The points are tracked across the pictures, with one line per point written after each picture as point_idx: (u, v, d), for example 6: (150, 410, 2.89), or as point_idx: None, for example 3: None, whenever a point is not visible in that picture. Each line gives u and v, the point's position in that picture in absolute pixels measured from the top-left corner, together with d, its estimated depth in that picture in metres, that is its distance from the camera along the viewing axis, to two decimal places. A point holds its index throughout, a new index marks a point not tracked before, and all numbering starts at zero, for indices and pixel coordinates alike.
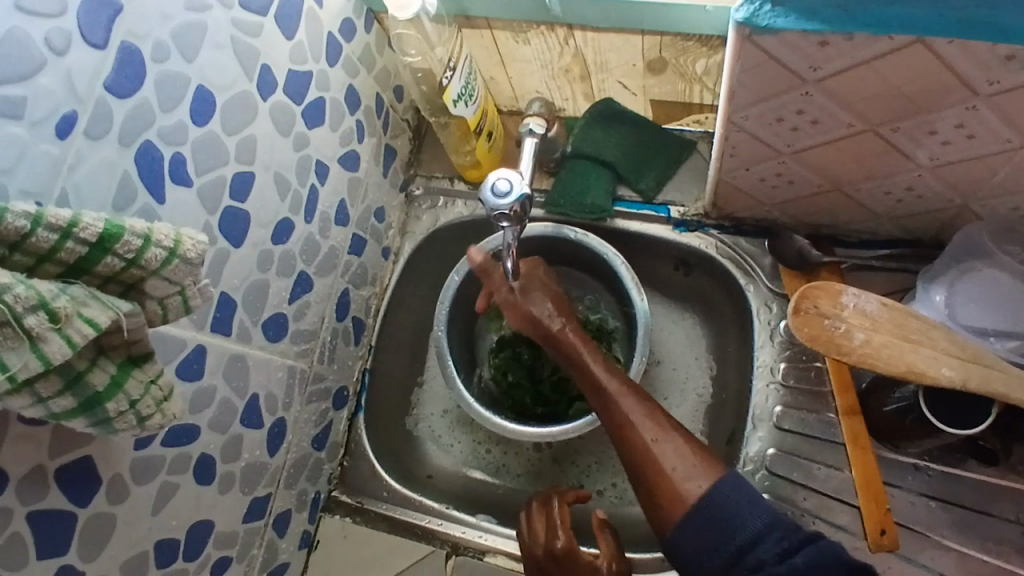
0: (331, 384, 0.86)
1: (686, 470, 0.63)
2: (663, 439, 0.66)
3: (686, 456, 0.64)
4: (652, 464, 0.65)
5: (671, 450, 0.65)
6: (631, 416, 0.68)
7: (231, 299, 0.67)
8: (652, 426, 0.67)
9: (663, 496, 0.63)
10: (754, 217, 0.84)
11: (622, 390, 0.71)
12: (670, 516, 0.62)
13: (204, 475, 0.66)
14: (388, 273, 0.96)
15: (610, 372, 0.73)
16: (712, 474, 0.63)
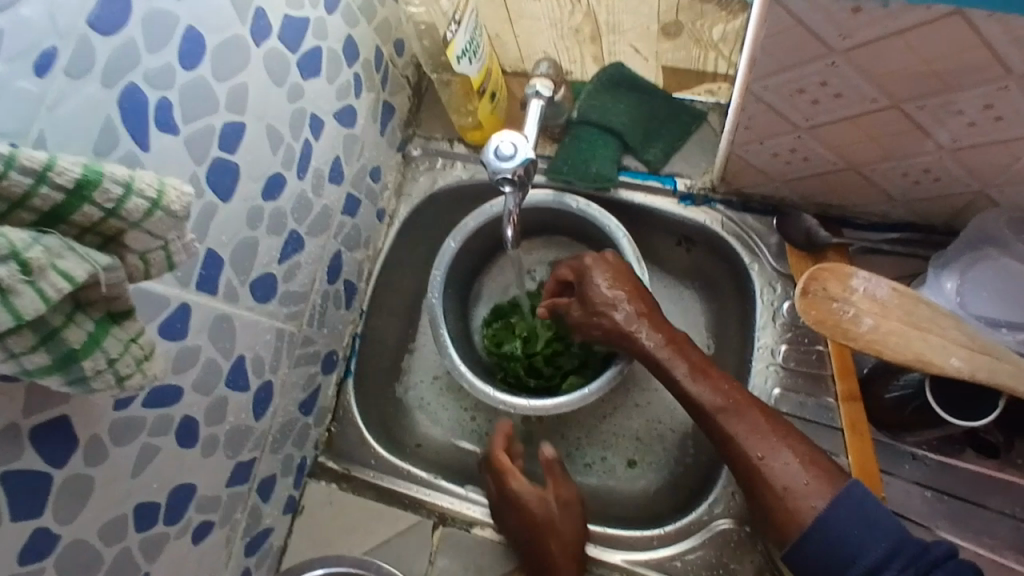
0: (320, 347, 0.84)
1: (804, 489, 0.65)
2: (772, 457, 0.67)
3: (801, 471, 0.66)
4: (766, 483, 0.67)
5: (789, 466, 0.67)
6: (742, 432, 0.69)
7: (218, 256, 0.64)
8: (768, 443, 0.68)
9: (783, 519, 0.65)
10: (763, 194, 0.81)
11: (725, 402, 0.71)
12: (788, 534, 0.65)
13: (187, 438, 0.64)
14: (381, 237, 0.93)
15: (711, 381, 0.73)
16: (829, 490, 0.64)
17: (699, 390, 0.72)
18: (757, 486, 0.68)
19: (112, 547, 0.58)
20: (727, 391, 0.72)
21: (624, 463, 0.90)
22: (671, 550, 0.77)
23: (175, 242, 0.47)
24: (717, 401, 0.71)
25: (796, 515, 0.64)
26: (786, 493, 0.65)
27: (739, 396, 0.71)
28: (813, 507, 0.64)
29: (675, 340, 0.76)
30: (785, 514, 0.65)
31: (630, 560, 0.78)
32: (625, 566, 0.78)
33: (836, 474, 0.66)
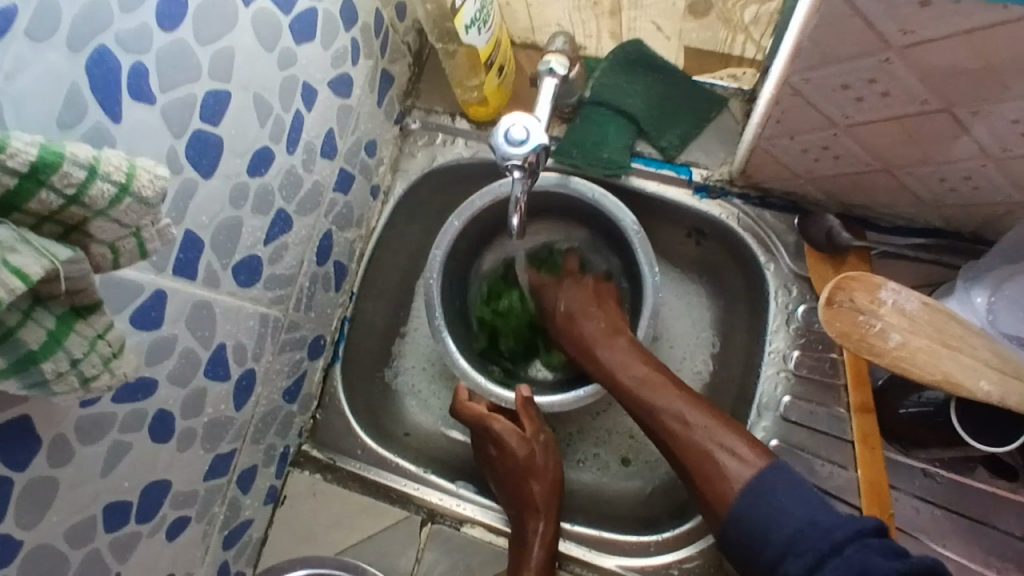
0: (307, 333, 0.79)
1: (730, 458, 0.64)
2: (697, 432, 0.67)
3: (729, 447, 0.65)
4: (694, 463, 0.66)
5: (718, 445, 0.65)
6: (671, 417, 0.69)
7: (198, 238, 0.58)
8: (698, 422, 0.68)
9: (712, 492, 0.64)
10: (785, 189, 0.77)
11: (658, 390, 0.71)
12: (718, 506, 0.63)
13: (162, 432, 0.59)
14: (375, 215, 0.87)
15: (649, 372, 0.73)
16: (759, 463, 0.63)
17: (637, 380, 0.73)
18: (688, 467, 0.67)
19: (78, 551, 0.53)
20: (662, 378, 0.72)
21: (618, 460, 0.87)
22: (669, 558, 0.74)
23: (146, 229, 0.42)
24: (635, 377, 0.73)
25: (724, 492, 0.63)
26: (712, 470, 0.65)
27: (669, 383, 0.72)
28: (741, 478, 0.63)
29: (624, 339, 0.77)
30: (716, 490, 0.64)
31: (626, 565, 0.74)
32: (620, 571, 0.74)
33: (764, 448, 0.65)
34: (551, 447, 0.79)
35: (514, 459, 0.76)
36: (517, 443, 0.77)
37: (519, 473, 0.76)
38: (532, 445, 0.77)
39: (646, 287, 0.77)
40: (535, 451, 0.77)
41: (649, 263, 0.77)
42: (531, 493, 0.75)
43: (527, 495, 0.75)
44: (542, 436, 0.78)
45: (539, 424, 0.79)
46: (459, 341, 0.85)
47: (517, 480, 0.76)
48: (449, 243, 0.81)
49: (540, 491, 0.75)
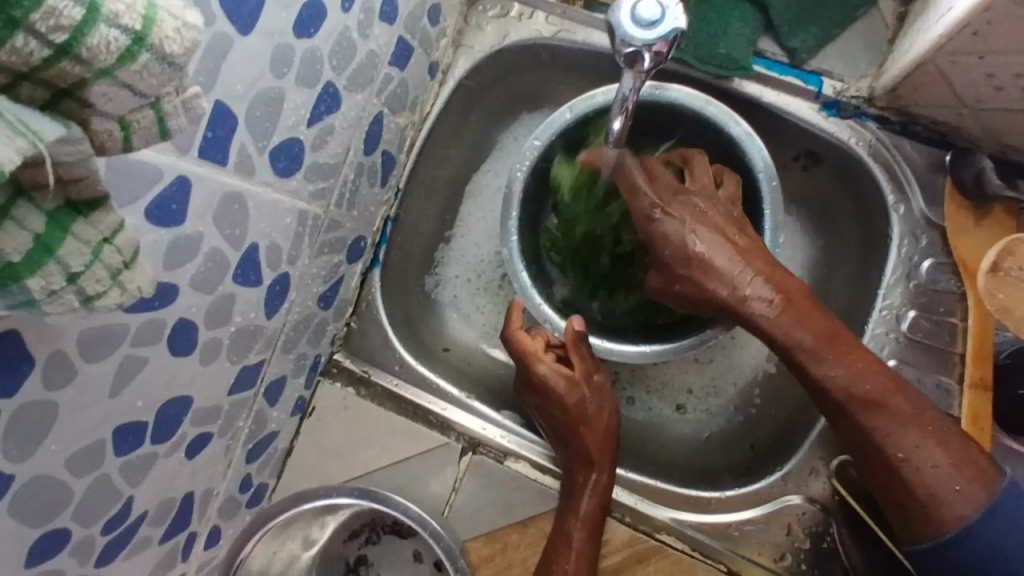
0: (347, 233, 0.68)
1: (953, 490, 0.54)
2: (921, 454, 0.55)
3: (949, 473, 0.55)
4: (906, 485, 0.56)
5: (930, 469, 0.55)
6: (878, 420, 0.57)
7: (231, 112, 0.46)
8: (916, 439, 0.56)
9: (927, 519, 0.55)
10: (937, 117, 0.64)
11: (854, 376, 0.57)
12: (931, 534, 0.56)
13: (181, 344, 0.51)
14: (431, 98, 0.74)
15: (852, 366, 0.57)
16: (980, 492, 0.54)
17: (835, 373, 0.57)
18: (897, 486, 0.56)
19: (83, 477, 0.47)
20: (851, 357, 0.57)
21: (671, 407, 0.80)
22: (728, 518, 0.68)
23: (166, 98, 0.30)
24: (837, 371, 0.57)
25: (938, 521, 0.55)
26: (931, 501, 0.55)
27: (885, 391, 0.57)
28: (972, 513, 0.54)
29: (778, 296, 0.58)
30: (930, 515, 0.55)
31: (678, 519, 0.69)
32: (672, 525, 0.69)
33: (982, 472, 0.55)
34: (605, 391, 0.70)
35: (562, 405, 0.68)
36: (565, 389, 0.68)
37: (570, 420, 0.68)
38: (583, 389, 0.68)
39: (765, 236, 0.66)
40: (587, 397, 0.69)
41: (773, 212, 0.65)
42: (584, 442, 0.67)
43: (578, 443, 0.68)
44: (595, 378, 0.69)
45: (592, 364, 0.70)
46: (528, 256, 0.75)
47: (567, 427, 0.68)
48: (555, 135, 0.71)
49: (595, 441, 0.68)
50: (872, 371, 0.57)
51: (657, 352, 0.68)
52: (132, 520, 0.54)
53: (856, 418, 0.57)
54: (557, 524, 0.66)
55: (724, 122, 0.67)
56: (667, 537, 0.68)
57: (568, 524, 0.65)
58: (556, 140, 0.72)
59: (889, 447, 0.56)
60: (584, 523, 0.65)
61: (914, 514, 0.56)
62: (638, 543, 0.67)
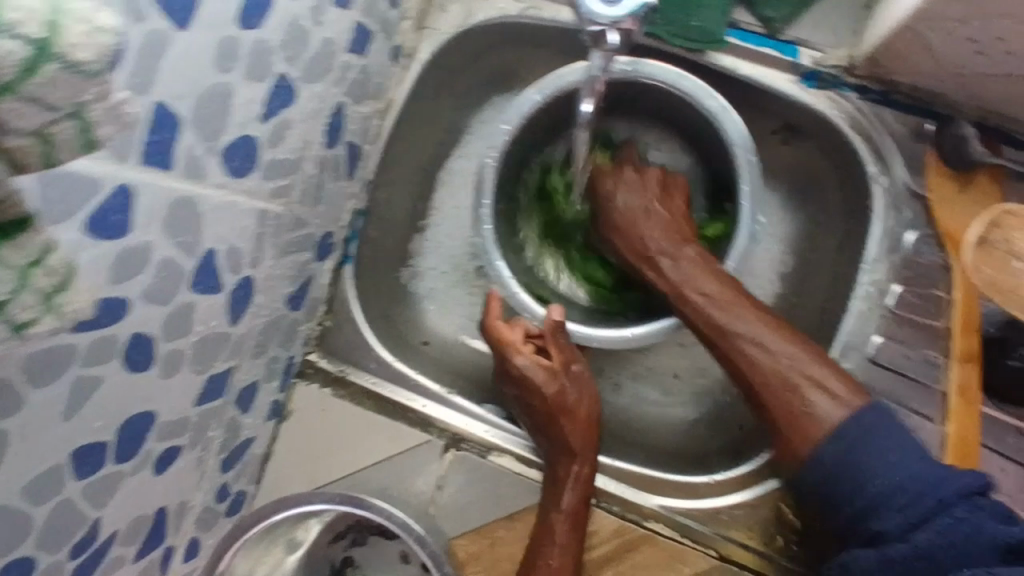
0: (314, 230, 0.65)
1: (821, 398, 0.57)
2: (788, 361, 0.59)
3: (807, 384, 0.58)
4: (770, 391, 0.59)
5: (810, 382, 0.58)
6: (733, 321, 0.61)
7: (173, 112, 0.43)
8: (783, 346, 0.59)
9: (797, 432, 0.57)
10: (918, 85, 0.61)
11: (729, 301, 0.61)
12: (799, 449, 0.57)
13: (139, 359, 0.48)
14: (395, 84, 0.71)
15: (712, 276, 0.63)
16: (851, 403, 0.56)
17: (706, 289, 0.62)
18: (764, 396, 0.59)
19: (43, 504, 0.44)
20: (731, 289, 0.62)
21: (658, 389, 0.78)
22: (717, 502, 0.67)
23: (91, 106, 0.27)
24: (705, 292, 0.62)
25: (806, 429, 0.56)
26: (802, 411, 0.57)
27: (746, 304, 0.61)
28: (833, 420, 0.56)
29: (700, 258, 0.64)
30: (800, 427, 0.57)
31: (667, 506, 0.68)
32: (661, 512, 0.68)
33: (854, 388, 0.57)
34: (585, 380, 0.69)
35: (542, 397, 0.66)
36: (545, 380, 0.66)
37: (550, 412, 0.66)
38: (562, 379, 0.67)
39: (744, 213, 0.64)
40: (566, 387, 0.67)
41: (751, 190, 0.63)
42: (565, 434, 0.66)
43: (560, 435, 0.66)
44: (573, 368, 0.68)
45: (571, 354, 0.68)
46: (505, 245, 0.73)
47: (547, 419, 0.66)
48: (526, 117, 0.67)
49: (576, 433, 0.66)
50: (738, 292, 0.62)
51: (639, 338, 0.66)
52: (101, 542, 0.52)
53: (721, 330, 0.61)
54: (541, 518, 0.64)
55: (699, 98, 0.64)
56: (655, 525, 0.67)
57: (551, 518, 0.63)
58: (526, 122, 0.68)
59: (745, 354, 0.60)
60: (568, 517, 0.63)
61: (782, 422, 0.58)
62: (626, 532, 0.67)
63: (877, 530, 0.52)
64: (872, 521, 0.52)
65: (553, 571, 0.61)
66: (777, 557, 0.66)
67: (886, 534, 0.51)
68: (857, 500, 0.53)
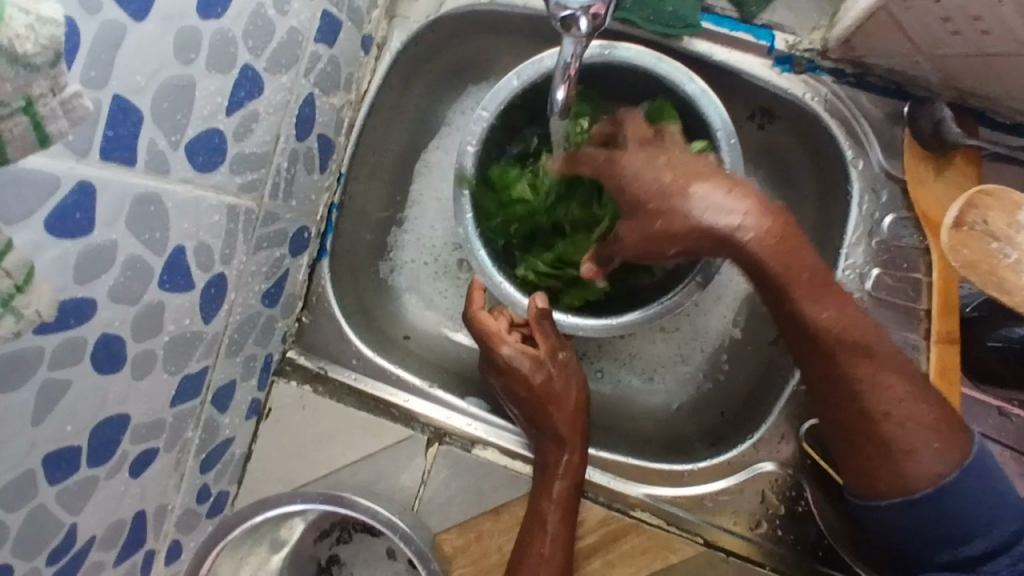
0: (287, 225, 0.64)
1: (933, 450, 0.53)
2: (904, 408, 0.53)
3: (925, 432, 0.53)
4: (883, 444, 0.53)
5: (912, 439, 0.53)
6: (864, 374, 0.53)
7: (133, 106, 0.42)
8: (893, 386, 0.53)
9: (896, 476, 0.54)
10: (892, 68, 0.61)
11: (853, 337, 0.53)
12: (892, 486, 0.54)
13: (109, 361, 0.47)
14: (367, 74, 0.70)
15: (836, 313, 0.53)
16: (956, 454, 0.53)
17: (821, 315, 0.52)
18: (873, 438, 0.54)
19: (15, 512, 0.43)
20: (839, 311, 0.53)
21: (641, 375, 0.78)
22: (701, 489, 0.67)
23: (43, 101, 0.31)
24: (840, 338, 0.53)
25: (908, 480, 0.53)
26: (909, 457, 0.53)
27: (881, 347, 0.53)
28: (937, 478, 0.53)
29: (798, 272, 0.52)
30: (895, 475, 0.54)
31: (652, 495, 0.68)
32: (647, 501, 0.68)
33: (956, 427, 0.54)
34: (572, 367, 0.68)
35: (528, 386, 0.65)
36: (531, 369, 0.65)
37: (537, 401, 0.65)
38: (549, 367, 0.66)
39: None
40: (553, 374, 0.66)
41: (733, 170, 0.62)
42: (553, 422, 0.65)
43: (548, 423, 0.65)
44: (560, 355, 0.67)
45: (557, 341, 0.67)
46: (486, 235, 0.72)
47: (535, 408, 0.66)
48: (503, 104, 0.67)
49: (565, 421, 0.65)
50: (830, 293, 0.53)
51: (622, 322, 0.66)
52: (79, 547, 0.50)
53: (837, 367, 0.53)
54: (532, 507, 0.64)
55: (677, 80, 0.64)
56: (642, 514, 0.67)
57: (542, 507, 0.63)
58: (504, 110, 0.68)
59: (872, 403, 0.53)
60: (559, 506, 0.63)
61: (882, 468, 0.54)
62: (611, 522, 0.67)
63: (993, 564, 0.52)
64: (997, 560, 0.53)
65: (544, 559, 0.62)
66: (763, 543, 0.67)
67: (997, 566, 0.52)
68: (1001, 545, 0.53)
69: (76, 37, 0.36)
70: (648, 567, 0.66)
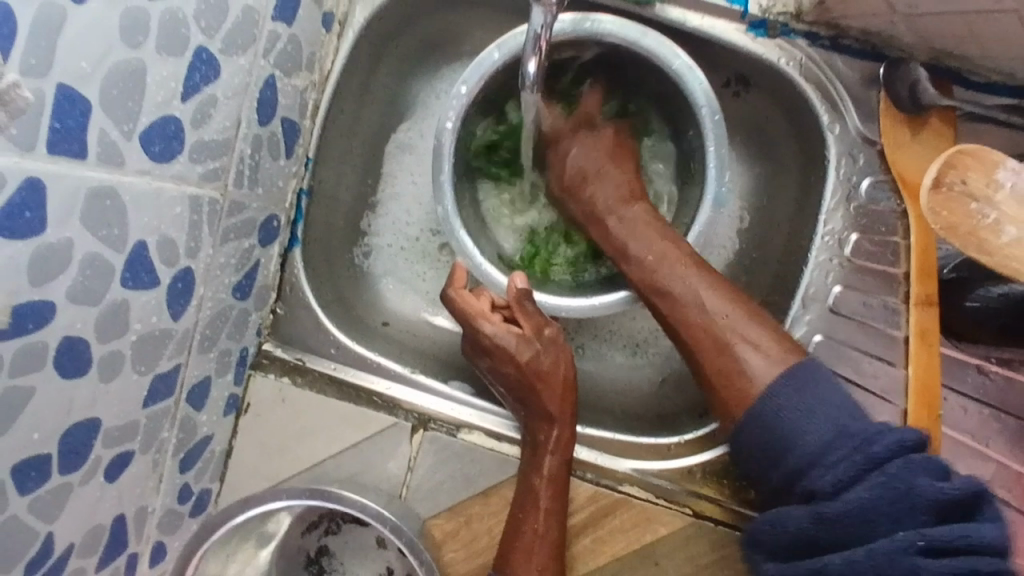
0: (255, 214, 0.62)
1: (763, 359, 0.56)
2: (729, 318, 0.58)
3: (751, 326, 0.57)
4: (714, 343, 0.58)
5: (741, 341, 0.57)
6: (676, 280, 0.60)
7: (80, 95, 0.39)
8: (726, 305, 0.59)
9: (731, 390, 0.57)
10: (866, 29, 0.61)
11: (665, 263, 0.61)
12: (732, 405, 0.57)
13: (72, 364, 0.45)
14: (330, 54, 0.68)
15: (666, 244, 0.62)
16: (783, 360, 0.55)
17: (642, 249, 0.63)
18: (700, 348, 0.59)
19: None
20: (663, 249, 0.62)
21: (624, 350, 0.78)
22: (689, 461, 0.68)
23: None
24: (649, 254, 0.62)
25: (737, 394, 0.56)
26: (727, 355, 0.57)
27: (691, 267, 0.61)
28: (766, 380, 0.55)
29: (644, 215, 0.64)
30: (733, 388, 0.57)
31: (641, 470, 0.68)
32: (636, 476, 0.68)
33: (793, 345, 0.57)
34: (559, 344, 0.66)
35: (516, 365, 0.64)
36: (517, 346, 0.64)
37: (525, 379, 0.65)
38: (535, 344, 0.65)
39: (710, 175, 0.62)
40: (541, 352, 0.65)
41: (717, 148, 0.62)
42: (541, 400, 0.65)
43: (536, 402, 0.65)
44: (546, 332, 0.65)
45: (541, 318, 0.66)
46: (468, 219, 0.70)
47: (524, 387, 0.65)
48: (484, 78, 0.64)
49: (553, 397, 0.65)
50: (688, 258, 0.61)
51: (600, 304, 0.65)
52: (58, 556, 0.49)
53: (662, 296, 0.61)
54: (522, 486, 0.64)
55: (659, 54, 0.62)
56: (631, 488, 0.67)
57: (533, 484, 0.63)
58: (485, 84, 0.66)
59: (696, 320, 0.59)
60: (549, 483, 0.63)
61: (717, 382, 0.58)
62: (602, 498, 0.66)
63: (811, 489, 0.50)
64: (807, 478, 0.51)
65: (538, 536, 0.62)
66: (751, 511, 0.67)
67: (819, 491, 0.49)
68: (785, 457, 0.53)
69: (8, 23, 0.34)
70: (641, 541, 0.66)
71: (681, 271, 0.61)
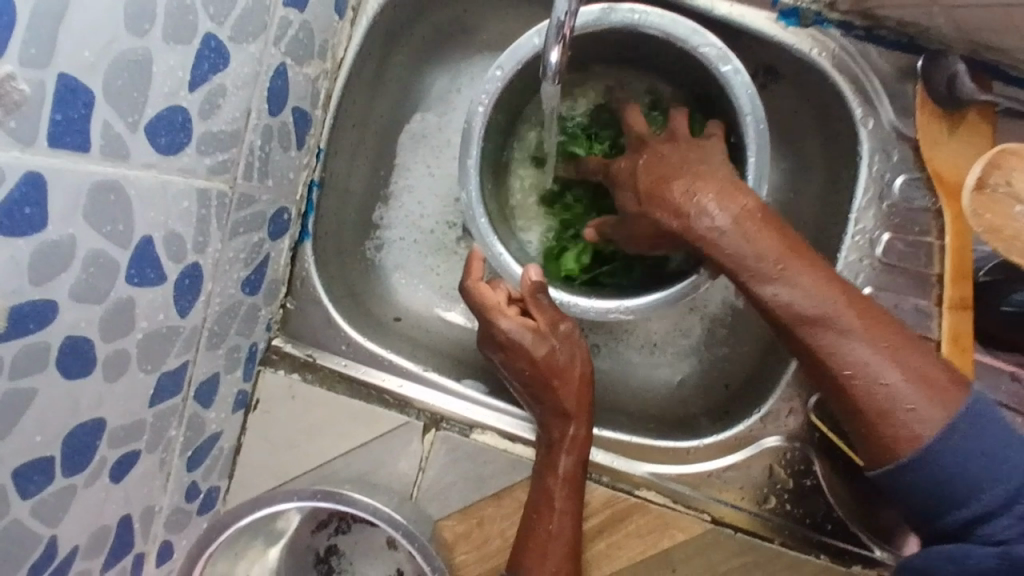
0: (265, 207, 0.60)
1: (922, 401, 0.46)
2: (886, 350, 0.48)
3: (890, 370, 0.48)
4: (866, 385, 0.48)
5: (904, 384, 0.47)
6: (816, 298, 0.49)
7: (83, 87, 0.37)
8: (886, 338, 0.48)
9: (889, 435, 0.47)
10: (903, 20, 0.58)
11: (784, 272, 0.50)
12: (892, 450, 0.47)
13: (76, 365, 0.43)
14: (343, 41, 0.65)
15: (801, 266, 0.50)
16: (946, 407, 0.46)
17: (758, 251, 0.50)
18: (852, 389, 0.48)
19: None
20: (782, 252, 0.50)
21: (641, 348, 0.76)
22: (711, 467, 0.66)
23: None
24: (771, 264, 0.50)
25: (895, 440, 0.47)
26: (886, 395, 0.47)
27: (814, 275, 0.50)
28: (935, 426, 0.46)
29: (752, 216, 0.51)
30: (887, 432, 0.47)
31: (658, 474, 0.66)
32: (652, 480, 0.66)
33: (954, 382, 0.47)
34: (575, 339, 0.64)
35: (531, 361, 0.62)
36: (533, 342, 0.62)
37: (540, 376, 0.62)
38: (551, 339, 0.62)
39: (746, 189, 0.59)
40: (557, 347, 0.62)
41: (758, 159, 0.59)
42: (558, 397, 0.62)
43: (551, 399, 0.63)
44: (561, 327, 0.63)
45: (556, 313, 0.63)
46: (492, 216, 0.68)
47: (539, 383, 0.63)
48: (522, 63, 0.62)
49: (569, 394, 0.62)
50: (803, 264, 0.50)
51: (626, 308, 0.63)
52: (62, 558, 0.47)
53: (802, 332, 0.50)
54: (537, 487, 0.62)
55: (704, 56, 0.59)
56: (647, 493, 0.66)
57: (547, 486, 0.62)
58: (521, 71, 0.63)
59: (841, 349, 0.49)
60: (565, 483, 0.61)
61: (870, 426, 0.48)
62: (617, 502, 0.65)
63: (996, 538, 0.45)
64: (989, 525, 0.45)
65: (552, 536, 0.60)
66: (770, 517, 0.65)
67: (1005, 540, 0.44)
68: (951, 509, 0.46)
69: (8, 10, 0.32)
70: (657, 546, 0.64)
71: (809, 283, 0.50)
